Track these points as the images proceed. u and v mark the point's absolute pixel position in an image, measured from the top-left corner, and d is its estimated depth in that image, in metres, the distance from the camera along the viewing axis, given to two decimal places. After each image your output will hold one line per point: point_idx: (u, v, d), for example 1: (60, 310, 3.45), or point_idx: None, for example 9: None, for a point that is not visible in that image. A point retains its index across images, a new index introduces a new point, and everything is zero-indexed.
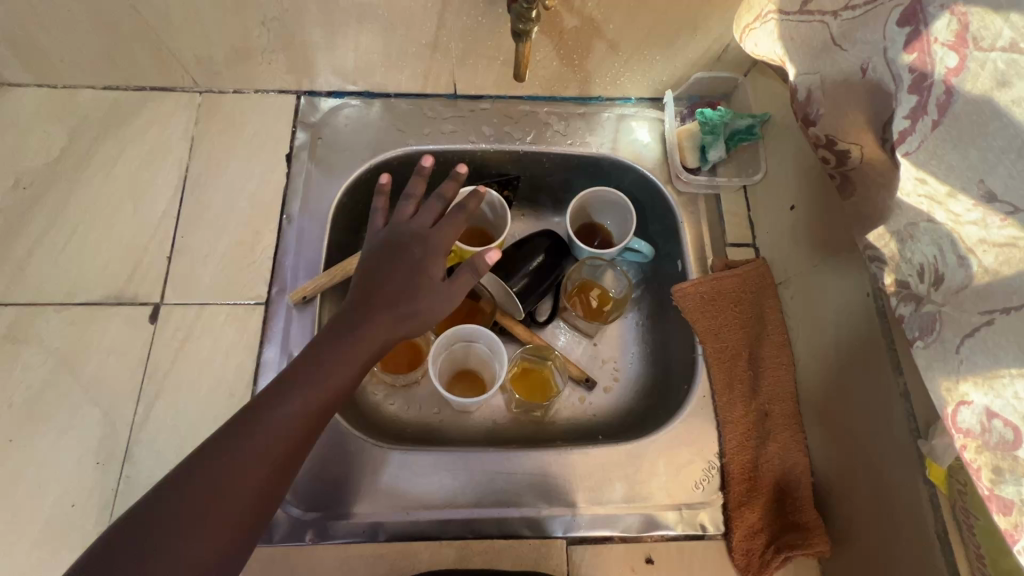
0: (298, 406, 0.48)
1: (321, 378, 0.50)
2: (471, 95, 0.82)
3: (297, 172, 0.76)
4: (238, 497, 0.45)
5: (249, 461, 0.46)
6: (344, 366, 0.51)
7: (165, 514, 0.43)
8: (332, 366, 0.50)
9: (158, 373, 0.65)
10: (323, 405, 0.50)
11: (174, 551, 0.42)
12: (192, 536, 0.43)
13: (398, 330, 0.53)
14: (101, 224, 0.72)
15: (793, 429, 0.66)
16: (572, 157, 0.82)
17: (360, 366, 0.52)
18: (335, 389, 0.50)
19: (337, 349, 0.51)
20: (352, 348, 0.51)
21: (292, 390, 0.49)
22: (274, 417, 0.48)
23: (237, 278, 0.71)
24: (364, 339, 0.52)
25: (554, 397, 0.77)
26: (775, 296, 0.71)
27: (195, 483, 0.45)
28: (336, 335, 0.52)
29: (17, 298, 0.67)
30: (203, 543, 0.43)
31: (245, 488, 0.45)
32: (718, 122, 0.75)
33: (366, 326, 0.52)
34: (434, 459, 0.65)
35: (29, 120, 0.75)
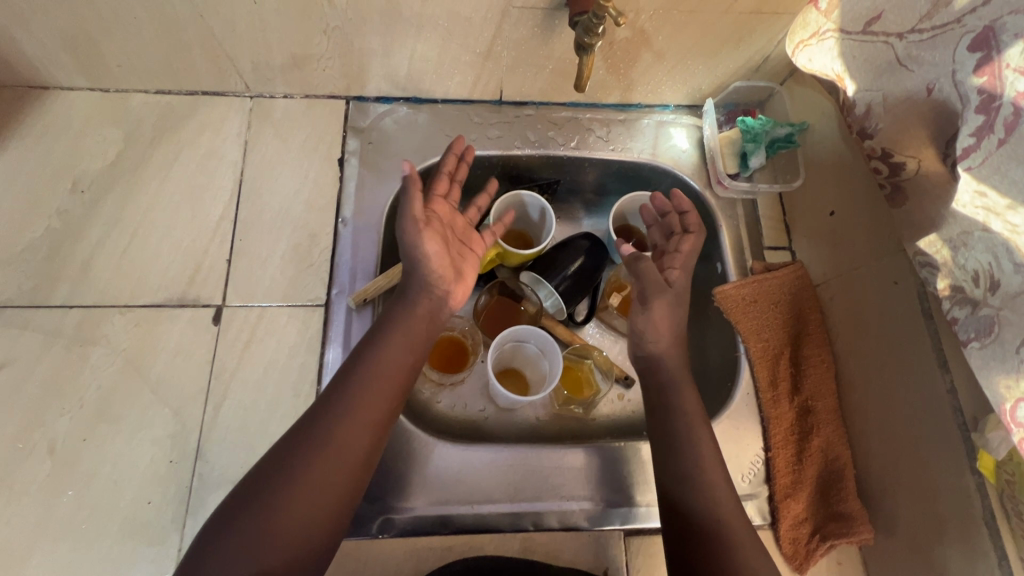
0: (357, 400, 0.56)
1: (368, 374, 0.57)
2: (515, 101, 0.84)
3: (350, 176, 0.78)
4: (326, 470, 0.52)
5: (333, 437, 0.54)
6: (386, 358, 0.59)
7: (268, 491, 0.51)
8: (375, 361, 0.58)
9: (225, 373, 0.67)
10: (382, 390, 0.57)
11: (274, 518, 0.50)
12: (290, 509, 0.50)
13: (424, 316, 0.62)
14: (161, 226, 0.73)
15: (836, 424, 0.69)
16: (614, 161, 0.85)
17: (400, 356, 0.59)
18: (384, 382, 0.58)
19: (378, 347, 0.59)
20: (389, 345, 0.59)
21: (346, 385, 0.57)
22: (347, 395, 0.56)
23: (295, 280, 0.72)
24: (396, 335, 0.60)
25: (595, 396, 0.81)
26: (814, 297, 0.75)
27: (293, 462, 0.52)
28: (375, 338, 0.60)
29: (84, 299, 0.68)
30: (298, 511, 0.51)
31: (332, 458, 0.53)
32: (759, 131, 0.78)
33: (397, 318, 0.61)
34: (494, 455, 0.67)
35: (84, 124, 0.76)
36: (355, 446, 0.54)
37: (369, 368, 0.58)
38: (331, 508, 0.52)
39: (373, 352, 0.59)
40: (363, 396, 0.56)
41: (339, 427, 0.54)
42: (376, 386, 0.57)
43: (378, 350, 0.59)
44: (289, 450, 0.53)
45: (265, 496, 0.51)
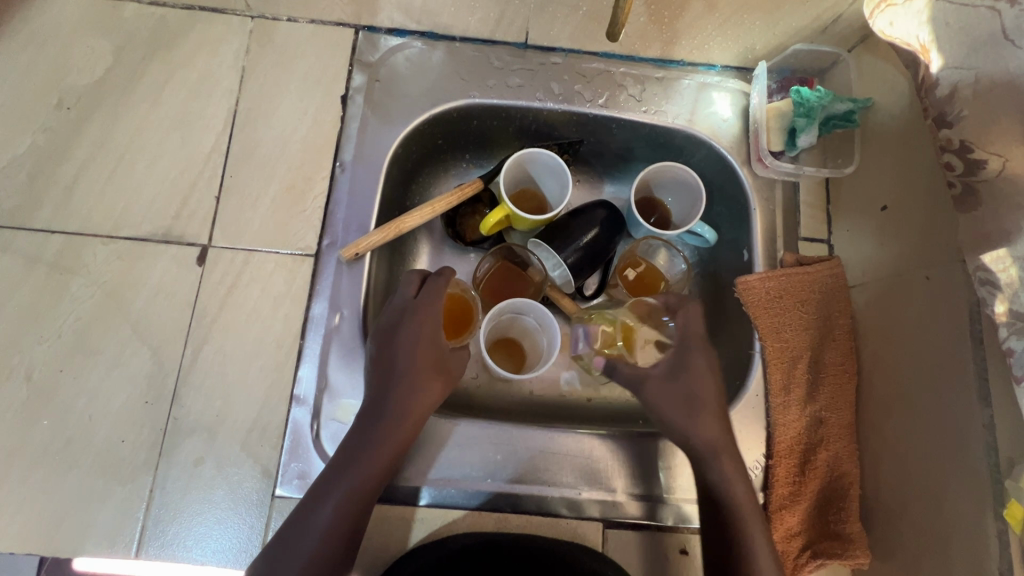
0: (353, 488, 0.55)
1: (342, 497, 0.54)
2: (543, 46, 0.75)
3: (352, 116, 0.72)
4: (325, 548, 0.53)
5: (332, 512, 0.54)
6: (369, 475, 0.56)
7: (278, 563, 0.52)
8: (374, 451, 0.57)
9: (206, 317, 0.64)
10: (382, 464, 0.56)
11: None
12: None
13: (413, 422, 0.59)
14: (149, 154, 0.68)
15: (848, 439, 0.64)
16: (645, 125, 0.76)
17: (388, 460, 0.57)
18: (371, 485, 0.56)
19: (361, 461, 0.56)
20: (364, 464, 0.56)
21: (314, 512, 0.54)
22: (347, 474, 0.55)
23: (286, 225, 0.68)
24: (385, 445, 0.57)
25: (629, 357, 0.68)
26: (846, 299, 0.68)
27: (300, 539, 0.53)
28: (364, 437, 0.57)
29: (67, 224, 0.65)
30: None
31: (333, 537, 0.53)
32: (815, 105, 0.69)
33: (378, 434, 0.57)
34: (478, 431, 0.64)
35: (72, 33, 0.70)
36: (349, 529, 0.54)
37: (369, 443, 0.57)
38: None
39: (363, 453, 0.56)
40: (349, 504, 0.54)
41: (321, 548, 0.53)
42: (356, 502, 0.55)
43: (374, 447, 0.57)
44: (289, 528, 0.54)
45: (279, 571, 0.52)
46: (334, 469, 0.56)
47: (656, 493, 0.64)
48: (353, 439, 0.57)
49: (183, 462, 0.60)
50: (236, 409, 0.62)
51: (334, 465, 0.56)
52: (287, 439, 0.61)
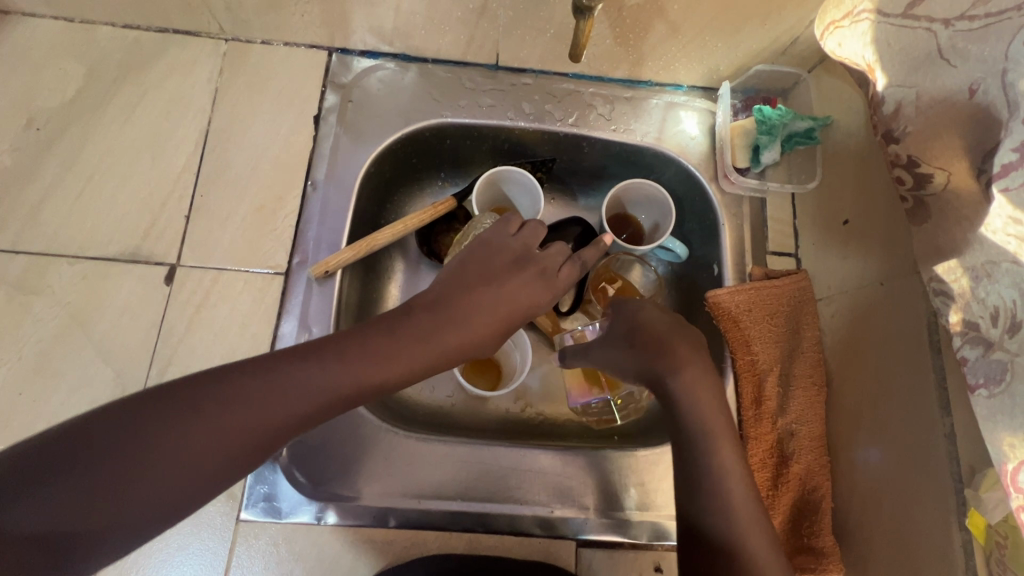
0: (276, 398, 0.45)
1: (280, 406, 0.45)
2: (513, 67, 0.77)
3: (325, 136, 0.72)
4: (183, 462, 0.42)
5: (230, 414, 0.43)
6: (320, 400, 0.46)
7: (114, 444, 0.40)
8: (353, 372, 0.48)
9: (173, 337, 0.63)
10: (348, 393, 0.48)
11: (100, 478, 0.39)
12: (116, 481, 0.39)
13: (315, 411, 0.47)
14: (118, 175, 0.68)
15: (818, 452, 0.64)
16: (614, 144, 0.78)
17: (356, 393, 0.48)
18: (215, 456, 0.43)
19: (342, 373, 0.48)
20: (337, 380, 0.47)
21: (224, 404, 0.44)
22: (296, 384, 0.46)
23: (256, 244, 0.68)
24: (261, 424, 0.44)
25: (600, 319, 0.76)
26: (814, 312, 0.69)
27: (171, 428, 0.42)
28: (241, 396, 0.44)
29: (32, 244, 0.65)
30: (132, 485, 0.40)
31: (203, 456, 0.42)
32: (777, 123, 0.70)
33: (365, 352, 0.49)
34: (449, 450, 0.63)
35: (44, 56, 0.71)
36: (224, 445, 0.43)
37: (349, 360, 0.48)
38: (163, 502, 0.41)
39: (228, 414, 0.43)
40: (174, 469, 0.41)
41: (190, 456, 0.42)
42: (291, 425, 0.46)
43: (361, 363, 0.48)
44: (184, 395, 0.43)
45: (113, 446, 0.40)
46: (193, 401, 0.43)
47: (629, 510, 0.64)
48: (246, 373, 0.45)
49: None
50: None
51: (195, 393, 0.43)
52: None
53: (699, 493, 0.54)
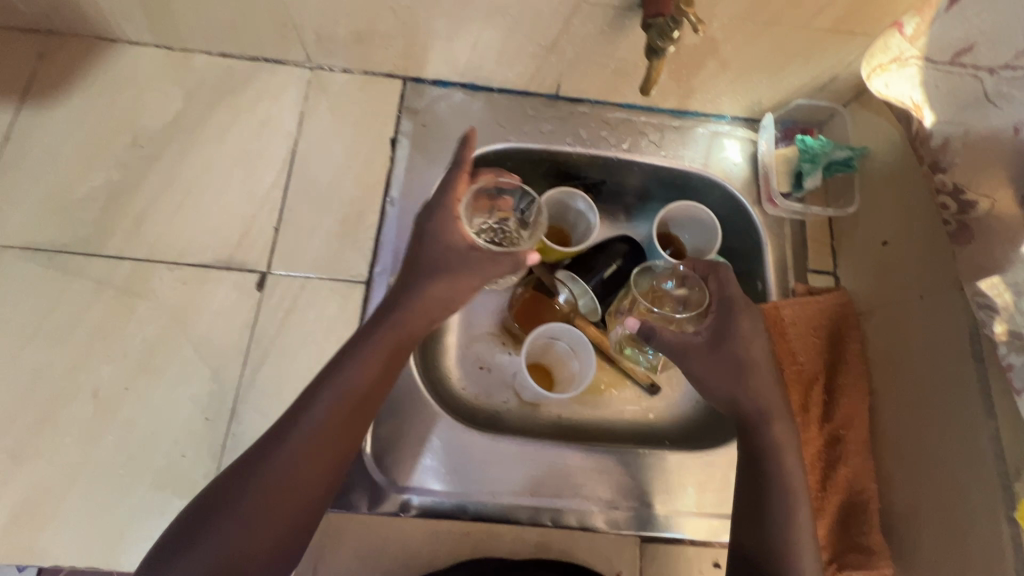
0: (295, 449, 0.54)
1: (297, 448, 0.54)
2: (572, 97, 0.83)
3: (400, 157, 0.78)
4: (261, 520, 0.52)
5: (274, 471, 0.53)
6: (322, 424, 0.55)
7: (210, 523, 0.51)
8: (334, 394, 0.56)
9: (264, 339, 0.68)
10: (341, 408, 0.56)
11: (212, 553, 0.50)
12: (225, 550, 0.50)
13: (325, 444, 0.55)
14: (213, 189, 0.74)
15: (864, 455, 0.68)
16: (663, 168, 0.84)
17: (349, 407, 0.56)
18: (284, 515, 0.53)
19: (322, 400, 0.56)
20: (329, 408, 0.56)
21: (258, 469, 0.53)
22: (301, 427, 0.55)
23: (339, 255, 0.73)
24: (292, 475, 0.53)
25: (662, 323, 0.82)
26: (856, 326, 0.74)
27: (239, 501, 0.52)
28: (264, 465, 0.53)
29: (136, 251, 0.70)
30: (230, 549, 0.50)
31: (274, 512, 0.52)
32: (819, 151, 0.76)
33: (342, 374, 0.57)
34: (518, 448, 0.68)
35: (147, 81, 0.77)
36: (290, 499, 0.53)
37: (333, 388, 0.56)
38: (275, 548, 0.53)
39: (266, 480, 0.53)
40: (248, 529, 0.51)
41: (260, 517, 0.52)
42: (309, 454, 0.54)
43: (341, 381, 0.56)
44: (232, 478, 0.54)
45: (200, 526, 0.51)
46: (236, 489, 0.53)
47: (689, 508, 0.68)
48: (261, 452, 0.54)
49: None
50: None
51: (235, 484, 0.53)
52: None
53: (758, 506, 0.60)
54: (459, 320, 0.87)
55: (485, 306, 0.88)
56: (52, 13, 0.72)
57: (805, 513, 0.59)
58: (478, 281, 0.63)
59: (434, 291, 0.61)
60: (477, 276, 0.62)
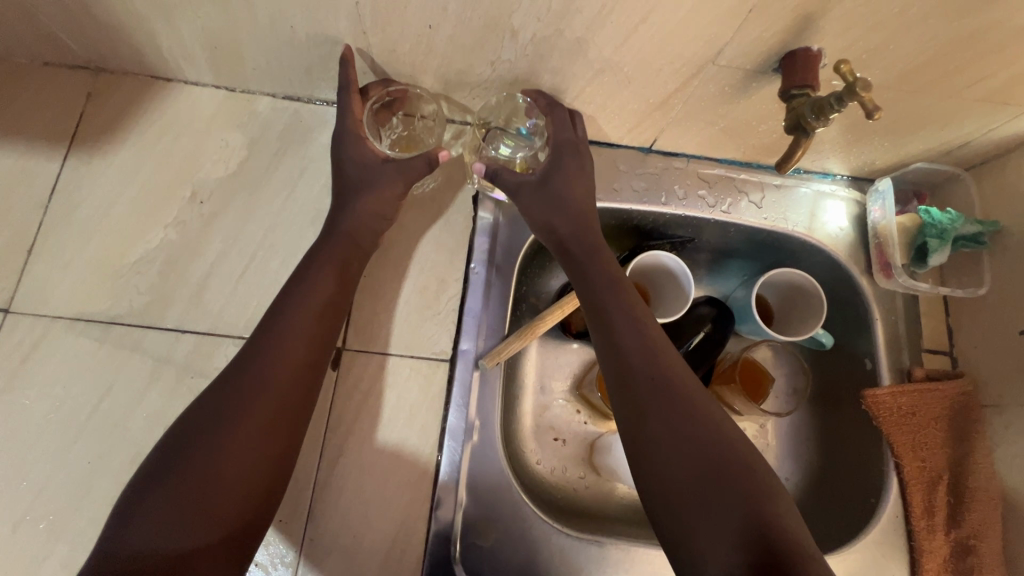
0: (258, 380, 0.52)
1: (255, 380, 0.52)
2: (666, 151, 0.77)
3: (483, 216, 0.71)
4: (234, 456, 0.48)
5: (242, 405, 0.51)
6: (281, 354, 0.54)
7: (171, 466, 0.47)
8: (290, 322, 0.56)
9: (341, 427, 0.62)
10: (296, 340, 0.55)
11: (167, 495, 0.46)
12: (192, 491, 0.46)
13: (288, 381, 0.53)
14: (280, 251, 0.67)
15: (999, 569, 0.62)
16: (764, 231, 0.77)
17: (310, 337, 0.56)
18: (247, 460, 0.49)
19: (275, 333, 0.55)
20: (281, 341, 0.54)
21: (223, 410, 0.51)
22: (259, 362, 0.53)
23: (420, 328, 0.66)
24: (251, 415, 0.50)
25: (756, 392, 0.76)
26: (984, 420, 0.67)
27: (205, 441, 0.49)
28: (223, 417, 0.50)
29: (198, 324, 0.63)
30: (191, 490, 0.46)
31: (242, 444, 0.49)
32: (948, 226, 0.69)
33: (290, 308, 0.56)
34: (621, 553, 0.62)
35: (206, 126, 0.70)
36: (253, 441, 0.49)
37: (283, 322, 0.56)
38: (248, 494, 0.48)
39: (221, 431, 0.49)
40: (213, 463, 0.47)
41: (226, 453, 0.48)
42: (274, 387, 0.52)
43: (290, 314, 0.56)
44: (193, 423, 0.50)
45: (166, 475, 0.47)
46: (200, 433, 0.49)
47: None
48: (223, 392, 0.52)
49: None
50: (374, 523, 0.59)
51: (198, 431, 0.50)
52: (429, 560, 0.59)
53: (648, 427, 0.52)
54: (533, 383, 0.80)
55: (560, 368, 0.82)
56: (103, 51, 0.65)
57: (725, 425, 0.52)
58: (401, 187, 0.64)
59: (366, 208, 0.63)
60: (399, 182, 0.63)
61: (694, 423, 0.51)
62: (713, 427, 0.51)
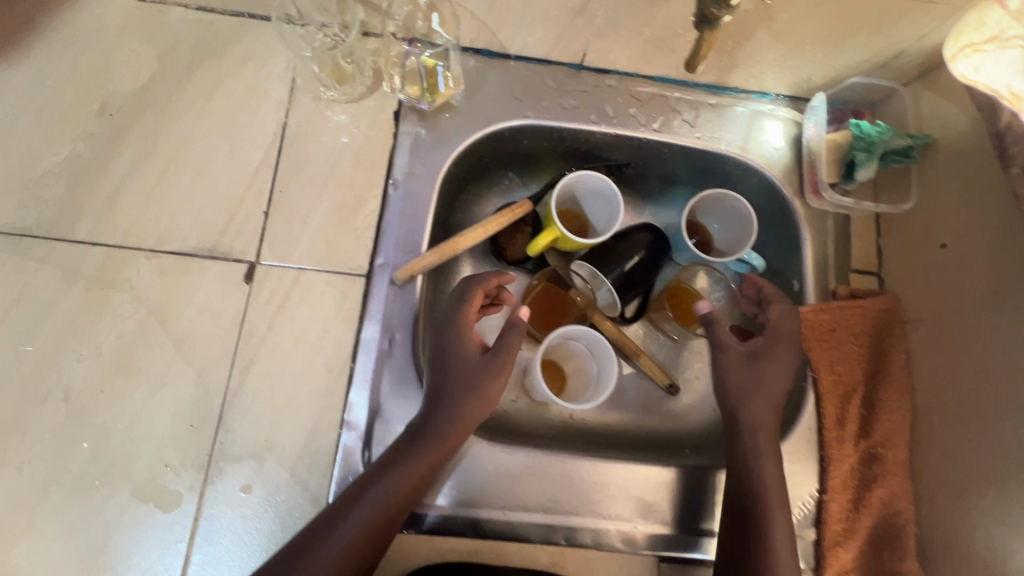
0: (422, 451, 0.56)
1: (419, 454, 0.56)
2: (598, 68, 0.74)
3: (405, 133, 0.70)
4: (372, 524, 0.53)
5: (399, 479, 0.55)
6: (452, 422, 0.57)
7: (312, 540, 0.52)
8: (460, 396, 0.58)
9: (254, 338, 0.62)
10: (466, 421, 0.58)
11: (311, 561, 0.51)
12: (324, 549, 0.52)
13: (449, 442, 0.57)
14: (192, 166, 0.66)
15: (903, 476, 0.64)
16: (697, 151, 0.75)
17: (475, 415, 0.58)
18: (388, 515, 0.54)
19: (446, 402, 0.58)
20: (451, 412, 0.57)
21: (393, 467, 0.55)
22: (433, 433, 0.57)
23: (337, 243, 0.66)
24: (401, 487, 0.55)
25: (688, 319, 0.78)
26: (902, 335, 0.68)
27: (366, 508, 0.54)
28: (391, 468, 0.55)
29: (108, 237, 0.63)
30: (333, 554, 0.52)
31: (387, 515, 0.54)
32: (876, 139, 0.68)
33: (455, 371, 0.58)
34: (532, 461, 0.63)
35: (116, 37, 0.68)
36: (399, 499, 0.55)
37: (465, 384, 0.58)
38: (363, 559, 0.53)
39: (388, 486, 0.55)
40: (358, 530, 0.53)
41: (368, 521, 0.53)
42: (422, 457, 0.56)
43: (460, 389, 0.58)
44: (358, 488, 0.55)
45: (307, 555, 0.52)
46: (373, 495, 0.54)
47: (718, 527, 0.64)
48: (401, 453, 0.56)
49: (229, 489, 0.58)
50: (285, 435, 0.60)
51: (371, 495, 0.54)
52: (338, 464, 0.60)
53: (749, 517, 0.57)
54: None
55: None
56: None
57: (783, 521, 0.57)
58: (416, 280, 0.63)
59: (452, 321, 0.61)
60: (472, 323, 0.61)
61: (771, 507, 0.57)
62: (773, 511, 0.57)
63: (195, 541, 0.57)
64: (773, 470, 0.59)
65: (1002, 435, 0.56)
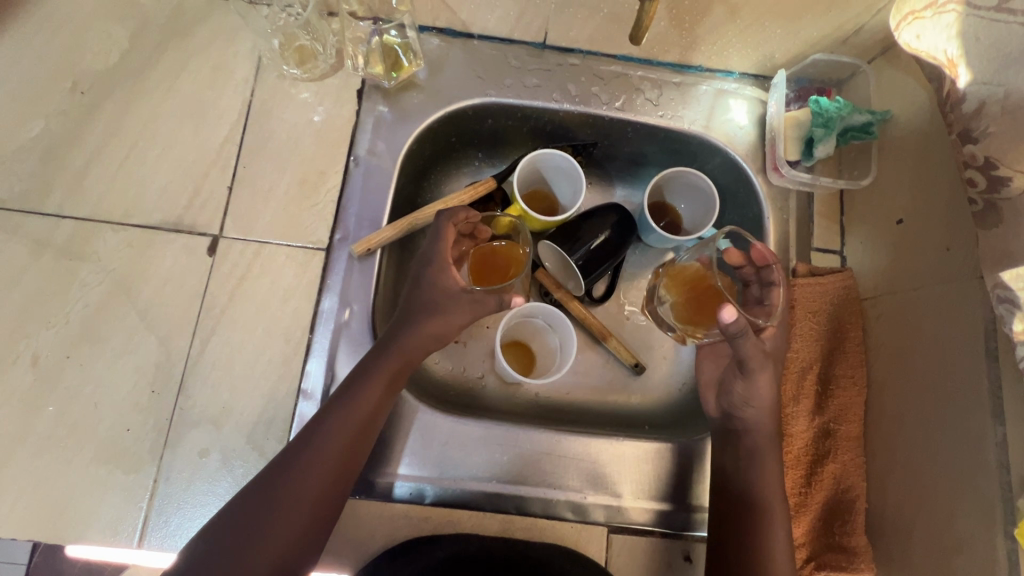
0: (348, 409, 0.57)
1: (343, 413, 0.57)
2: (561, 47, 0.75)
3: (368, 112, 0.71)
4: (303, 484, 0.54)
5: (326, 437, 0.56)
6: (375, 384, 0.58)
7: (249, 503, 0.54)
8: (385, 358, 0.60)
9: (215, 309, 0.64)
10: (388, 374, 0.59)
11: (258, 526, 0.53)
12: (268, 518, 0.53)
13: (372, 405, 0.58)
14: (159, 143, 0.68)
15: (855, 451, 0.64)
16: (660, 129, 0.75)
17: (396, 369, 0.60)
18: (320, 478, 0.55)
19: (371, 366, 0.59)
20: (379, 371, 0.59)
21: (317, 429, 0.57)
22: (357, 392, 0.58)
23: (297, 218, 0.67)
24: (322, 448, 0.56)
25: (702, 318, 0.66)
26: (860, 313, 0.67)
27: (291, 470, 0.55)
28: (311, 436, 0.56)
29: (77, 210, 0.65)
30: (271, 519, 0.53)
31: (315, 476, 0.55)
32: (834, 115, 0.68)
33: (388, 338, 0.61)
34: (484, 431, 0.64)
35: (89, 18, 0.70)
36: (329, 459, 0.56)
37: (388, 346, 0.60)
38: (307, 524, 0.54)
39: (318, 449, 0.56)
40: (292, 495, 0.54)
41: (300, 480, 0.55)
42: (350, 415, 0.57)
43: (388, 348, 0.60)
44: (291, 452, 0.56)
45: (250, 518, 0.53)
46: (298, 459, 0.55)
47: (674, 503, 0.65)
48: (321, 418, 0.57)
49: (187, 454, 0.60)
50: (243, 402, 0.62)
51: (294, 457, 0.56)
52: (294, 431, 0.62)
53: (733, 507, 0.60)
54: None
55: None
56: None
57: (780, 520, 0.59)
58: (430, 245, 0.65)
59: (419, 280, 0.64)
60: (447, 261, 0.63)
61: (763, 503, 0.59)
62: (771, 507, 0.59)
63: (154, 505, 0.59)
64: (769, 470, 0.61)
65: (945, 406, 0.56)
